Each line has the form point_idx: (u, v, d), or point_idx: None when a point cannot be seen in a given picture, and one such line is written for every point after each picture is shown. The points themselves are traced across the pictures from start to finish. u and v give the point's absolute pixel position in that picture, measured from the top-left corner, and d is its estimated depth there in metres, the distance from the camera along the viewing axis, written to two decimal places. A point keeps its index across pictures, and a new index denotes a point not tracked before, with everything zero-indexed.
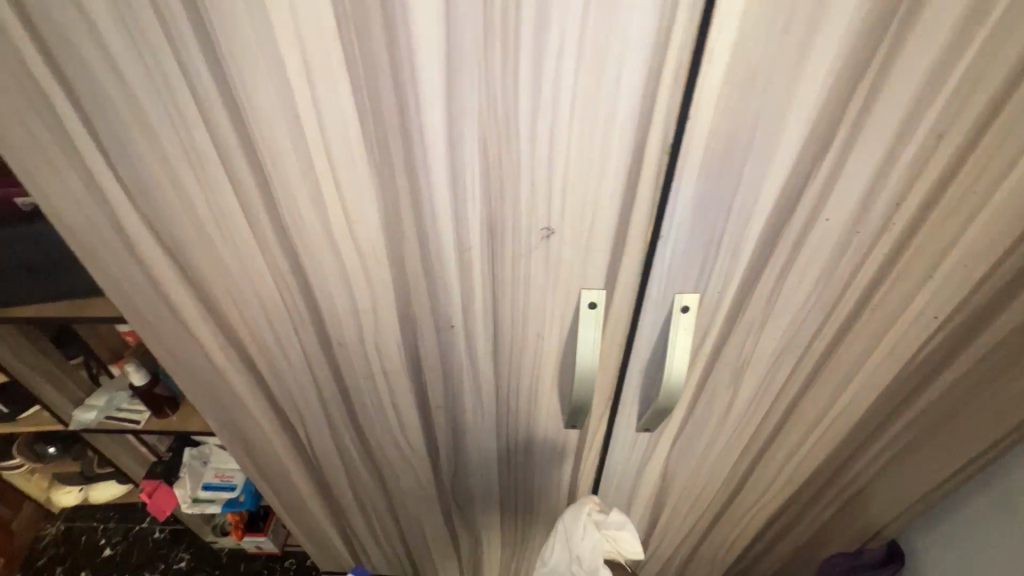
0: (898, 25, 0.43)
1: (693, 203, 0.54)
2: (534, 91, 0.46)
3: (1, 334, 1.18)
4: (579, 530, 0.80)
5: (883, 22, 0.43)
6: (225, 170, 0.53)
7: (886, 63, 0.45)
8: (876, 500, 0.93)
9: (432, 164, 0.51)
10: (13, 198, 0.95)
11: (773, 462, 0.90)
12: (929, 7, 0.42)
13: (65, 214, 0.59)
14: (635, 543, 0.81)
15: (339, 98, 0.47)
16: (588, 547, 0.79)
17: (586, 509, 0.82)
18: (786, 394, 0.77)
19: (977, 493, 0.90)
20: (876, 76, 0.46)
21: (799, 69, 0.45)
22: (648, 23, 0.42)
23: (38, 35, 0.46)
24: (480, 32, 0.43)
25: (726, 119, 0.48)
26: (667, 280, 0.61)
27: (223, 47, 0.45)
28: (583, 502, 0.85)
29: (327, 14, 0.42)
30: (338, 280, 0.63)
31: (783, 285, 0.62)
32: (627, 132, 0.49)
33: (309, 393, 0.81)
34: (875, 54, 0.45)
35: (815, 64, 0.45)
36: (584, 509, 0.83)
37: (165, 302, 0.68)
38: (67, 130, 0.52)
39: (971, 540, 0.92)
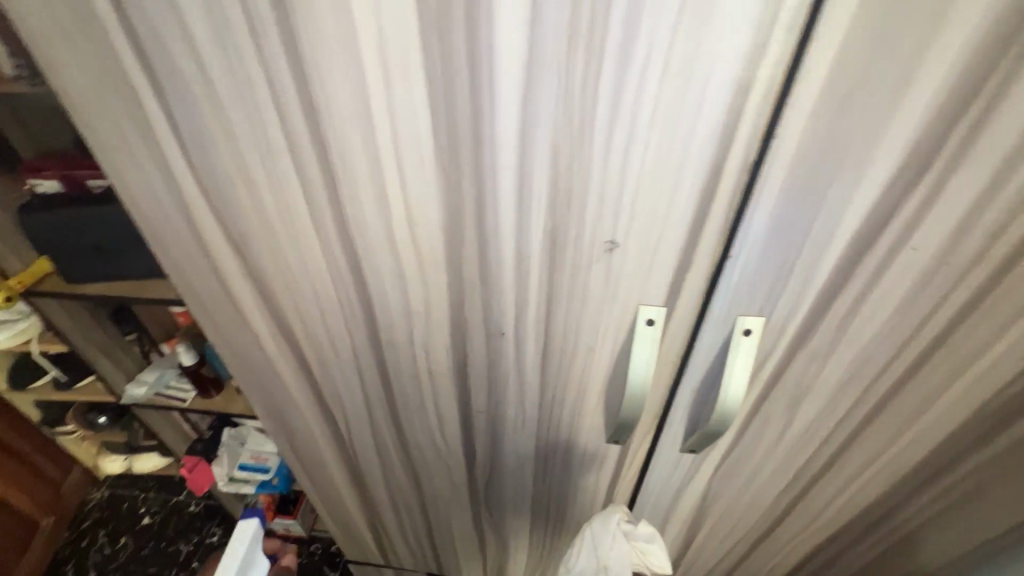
0: (1019, 47, 0.40)
1: (768, 224, 0.51)
2: (614, 103, 0.45)
3: (67, 308, 1.24)
4: (608, 539, 0.78)
5: (1003, 44, 0.40)
6: (296, 169, 0.54)
7: (1002, 86, 0.42)
8: (931, 545, 0.87)
9: (501, 172, 0.50)
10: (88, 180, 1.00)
11: (822, 494, 0.86)
12: None
13: (141, 201, 0.61)
14: (664, 560, 0.78)
15: (415, 102, 0.47)
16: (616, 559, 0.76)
17: (616, 519, 0.80)
18: (843, 426, 0.73)
19: None
20: (989, 101, 0.43)
21: (902, 90, 0.42)
22: (742, 36, 0.40)
23: (132, 31, 0.47)
24: (564, 40, 0.42)
25: (814, 139, 0.46)
26: (731, 301, 0.59)
27: (306, 49, 0.45)
28: (612, 511, 0.82)
29: (411, 19, 0.42)
30: (394, 281, 0.63)
31: (855, 314, 0.59)
32: (706, 149, 0.47)
33: (354, 389, 0.82)
34: (990, 78, 0.41)
35: (921, 85, 0.42)
36: (614, 519, 0.80)
37: (226, 291, 0.70)
38: (150, 122, 0.53)
39: None
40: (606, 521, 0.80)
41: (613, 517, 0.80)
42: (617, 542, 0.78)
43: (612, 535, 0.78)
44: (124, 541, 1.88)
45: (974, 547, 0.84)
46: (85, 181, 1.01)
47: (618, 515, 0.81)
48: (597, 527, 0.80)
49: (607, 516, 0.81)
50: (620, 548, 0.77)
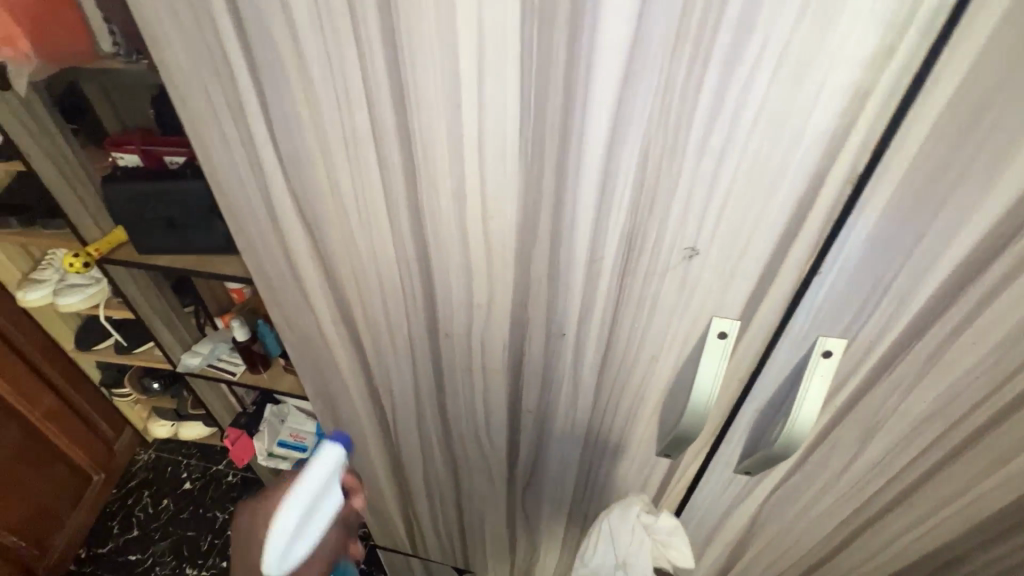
0: None
1: (867, 241, 0.48)
2: (715, 104, 0.43)
3: (136, 278, 1.30)
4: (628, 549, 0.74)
5: None
6: (378, 156, 0.54)
7: None
8: None
9: (585, 170, 0.49)
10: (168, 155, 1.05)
11: (883, 531, 0.81)
12: None
13: (224, 178, 0.63)
14: (686, 551, 0.75)
15: (505, 95, 0.46)
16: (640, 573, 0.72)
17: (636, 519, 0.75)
18: (918, 462, 0.69)
19: None
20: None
21: None
22: (868, 40, 0.38)
23: (235, 11, 0.48)
24: (671, 35, 0.40)
25: (932, 154, 0.42)
26: (814, 320, 0.56)
27: (403, 36, 0.45)
28: (629, 502, 0.77)
29: (513, 9, 0.41)
30: (460, 273, 0.63)
31: (951, 345, 0.54)
32: (810, 157, 0.44)
33: (405, 378, 0.82)
34: None
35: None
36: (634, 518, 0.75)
37: (293, 273, 0.71)
38: (242, 101, 0.54)
39: None
40: (626, 519, 0.76)
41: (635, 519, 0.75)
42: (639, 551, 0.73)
43: (634, 540, 0.74)
44: (166, 503, 1.97)
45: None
46: (163, 156, 1.05)
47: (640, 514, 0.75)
48: (615, 526, 0.76)
49: (626, 514, 0.76)
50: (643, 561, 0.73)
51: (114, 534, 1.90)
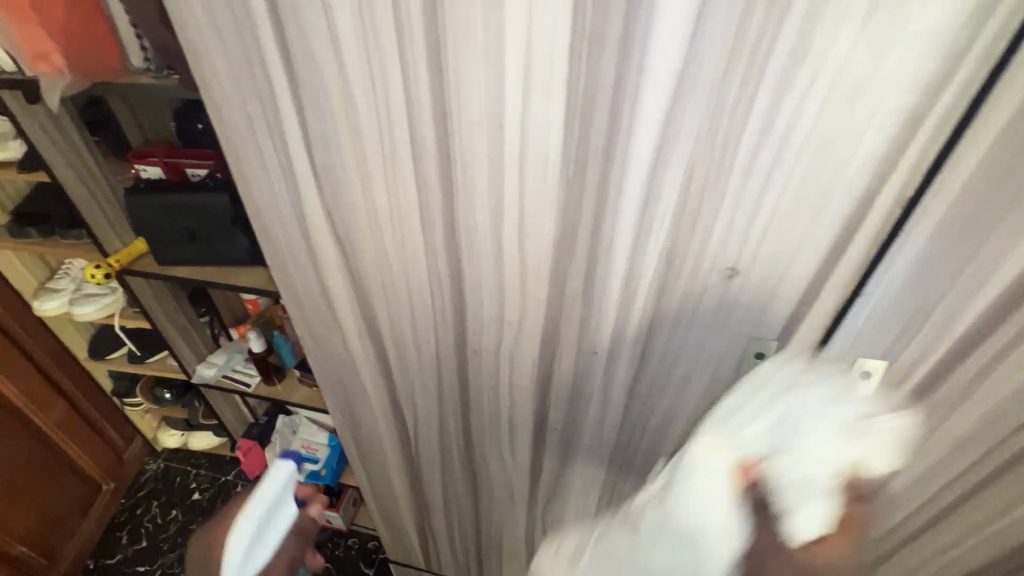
0: None
1: (913, 263, 0.48)
2: (763, 127, 0.43)
3: (154, 287, 1.30)
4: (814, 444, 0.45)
5: None
6: (415, 174, 0.54)
7: None
8: None
9: (627, 190, 0.49)
10: (189, 167, 1.05)
11: (914, 555, 0.79)
12: None
13: (257, 193, 0.63)
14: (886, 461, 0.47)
15: (549, 116, 0.46)
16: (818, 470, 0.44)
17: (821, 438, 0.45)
18: (955, 485, 0.67)
19: None
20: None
21: None
22: (925, 65, 0.38)
23: (281, 33, 0.48)
24: (722, 60, 0.40)
25: (984, 180, 0.42)
26: (854, 341, 0.55)
27: (449, 58, 0.45)
28: (786, 356, 0.55)
29: (563, 33, 0.41)
30: (492, 290, 0.62)
31: (995, 370, 0.54)
32: (858, 180, 0.44)
33: (430, 393, 0.81)
34: None
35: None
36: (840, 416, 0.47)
37: (320, 286, 0.71)
38: (281, 120, 0.54)
39: None
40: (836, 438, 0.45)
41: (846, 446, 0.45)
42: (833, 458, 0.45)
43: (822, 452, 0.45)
44: (175, 514, 1.95)
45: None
46: (186, 169, 1.05)
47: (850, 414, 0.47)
48: (803, 446, 0.45)
49: (831, 434, 0.45)
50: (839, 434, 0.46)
51: (122, 545, 1.89)
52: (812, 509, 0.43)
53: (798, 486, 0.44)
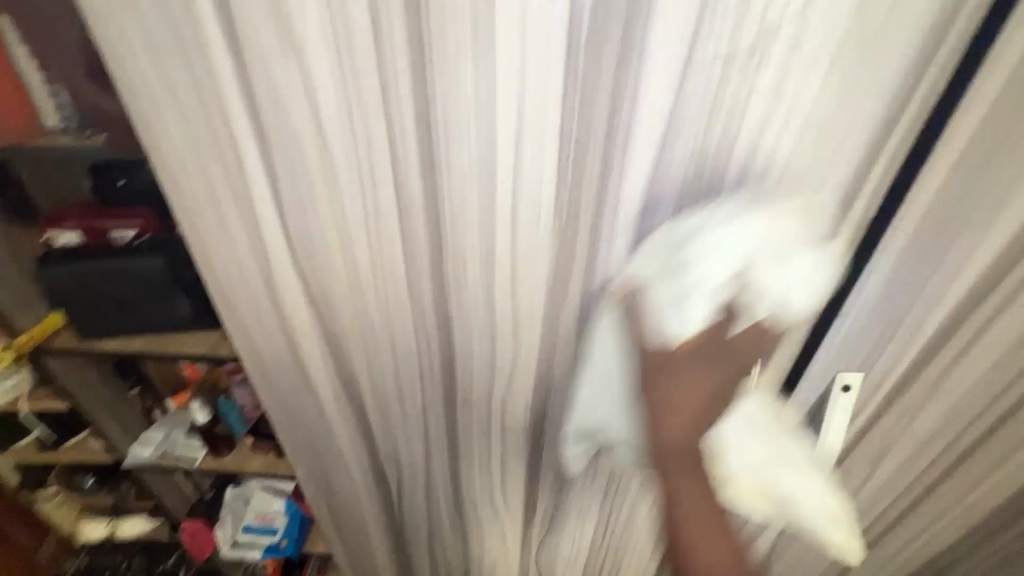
0: None
1: (885, 278, 0.53)
2: (745, 165, 0.45)
3: (73, 361, 1.16)
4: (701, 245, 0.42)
5: None
6: (401, 228, 0.52)
7: None
8: None
9: (619, 231, 0.50)
10: (115, 231, 0.94)
11: (889, 545, 0.83)
12: None
13: (218, 258, 0.57)
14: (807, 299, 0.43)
15: (541, 165, 0.46)
16: (708, 276, 0.41)
17: (721, 216, 0.43)
18: (923, 478, 0.72)
19: None
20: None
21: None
22: None
23: (250, 94, 0.45)
24: (706, 108, 0.42)
25: (939, 205, 0.48)
26: (834, 354, 0.59)
27: (439, 114, 0.44)
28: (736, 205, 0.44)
29: (556, 87, 0.42)
30: (482, 338, 0.60)
31: (953, 368, 0.59)
32: (829, 207, 0.48)
33: (416, 447, 0.77)
34: None
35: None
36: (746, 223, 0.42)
37: (290, 349, 0.66)
38: (248, 182, 0.51)
39: None
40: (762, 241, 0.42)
41: (732, 225, 0.42)
42: (718, 265, 0.42)
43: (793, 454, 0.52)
44: None
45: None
46: (111, 232, 0.94)
47: (776, 219, 0.42)
48: (741, 237, 0.42)
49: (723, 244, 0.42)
50: (723, 253, 0.42)
51: None
52: (696, 309, 0.42)
53: (697, 296, 0.42)
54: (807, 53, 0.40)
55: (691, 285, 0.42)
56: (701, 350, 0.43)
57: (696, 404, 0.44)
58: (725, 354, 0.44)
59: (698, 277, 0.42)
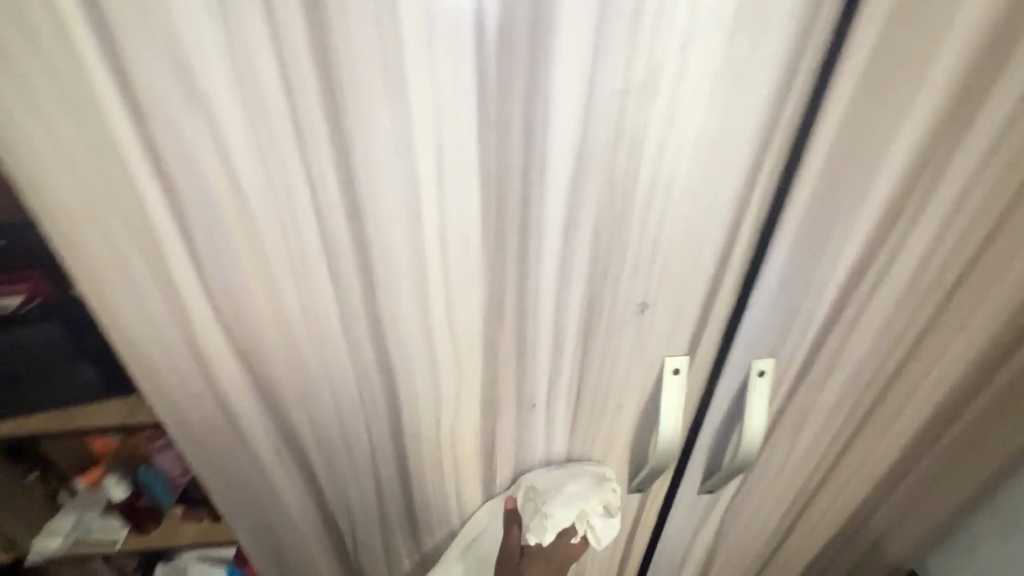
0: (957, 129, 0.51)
1: (781, 272, 0.59)
2: (650, 183, 0.50)
3: None
4: (556, 502, 0.72)
5: (946, 126, 0.51)
6: (330, 271, 0.51)
7: (951, 150, 0.52)
8: (902, 535, 0.97)
9: (545, 253, 0.53)
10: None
11: (817, 512, 0.91)
12: (981, 114, 0.50)
13: (127, 323, 0.53)
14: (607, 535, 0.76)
15: (465, 198, 0.48)
16: (560, 518, 0.72)
17: (571, 493, 0.72)
18: (835, 447, 0.80)
19: (986, 517, 0.96)
20: (944, 158, 0.53)
21: (877, 161, 0.52)
22: (757, 124, 0.48)
23: (153, 149, 0.43)
24: (610, 135, 0.46)
25: (816, 206, 0.54)
26: (747, 345, 0.65)
27: (359, 156, 0.45)
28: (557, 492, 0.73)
29: (471, 125, 0.44)
30: (424, 370, 0.61)
31: (846, 344, 0.67)
32: (727, 214, 0.53)
33: (366, 491, 0.75)
34: (936, 154, 0.52)
35: (895, 150, 0.52)
36: (586, 503, 0.72)
37: (220, 410, 0.62)
38: (157, 239, 0.48)
39: (985, 561, 0.98)
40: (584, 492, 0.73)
41: (577, 504, 0.72)
42: (569, 514, 0.72)
43: None
44: None
45: (933, 525, 0.95)
46: None
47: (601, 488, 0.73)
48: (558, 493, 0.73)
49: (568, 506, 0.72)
50: (579, 502, 0.72)
51: None
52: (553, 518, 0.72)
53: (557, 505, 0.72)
54: (691, 83, 0.45)
55: (557, 505, 0.72)
56: (535, 552, 0.75)
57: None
58: (555, 560, 0.75)
59: (570, 507, 0.72)
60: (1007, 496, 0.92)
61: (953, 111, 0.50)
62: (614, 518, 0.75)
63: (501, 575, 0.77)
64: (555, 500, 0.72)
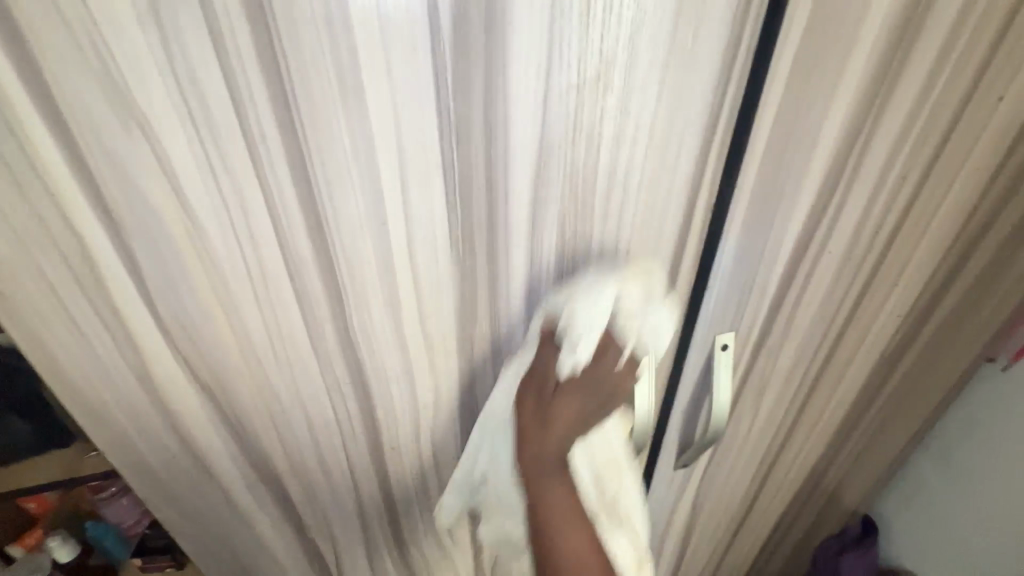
0: (878, 105, 0.56)
1: (736, 247, 0.62)
2: (610, 174, 0.51)
3: None
4: (578, 314, 0.54)
5: (869, 103, 0.55)
6: (295, 287, 0.49)
7: (874, 125, 0.57)
8: (855, 482, 1.05)
9: (513, 250, 0.53)
10: None
11: (780, 471, 0.97)
12: (897, 90, 0.55)
13: (70, 361, 0.50)
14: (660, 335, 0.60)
15: (430, 202, 0.47)
16: (592, 321, 0.55)
17: (591, 285, 0.55)
18: (793, 408, 0.85)
19: (925, 457, 1.06)
20: (869, 130, 0.57)
21: (813, 139, 0.56)
22: (704, 110, 0.51)
23: (87, 174, 0.40)
24: (569, 129, 0.47)
25: (762, 185, 0.58)
26: (710, 321, 0.68)
27: (317, 167, 0.43)
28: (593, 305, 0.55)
29: (431, 128, 0.43)
30: (400, 378, 0.59)
31: (796, 311, 0.71)
32: (682, 197, 0.56)
33: (347, 511, 0.72)
34: (862, 129, 0.57)
35: (828, 126, 0.56)
36: (615, 292, 0.55)
37: (180, 443, 0.58)
38: (99, 269, 0.45)
39: (924, 495, 1.08)
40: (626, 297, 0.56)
41: (604, 297, 0.54)
42: (602, 314, 0.55)
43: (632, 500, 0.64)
44: None
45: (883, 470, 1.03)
46: None
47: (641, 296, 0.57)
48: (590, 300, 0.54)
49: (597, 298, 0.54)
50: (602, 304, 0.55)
51: None
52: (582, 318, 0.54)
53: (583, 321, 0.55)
54: (641, 75, 0.46)
55: (579, 312, 0.54)
56: (568, 386, 0.57)
57: (566, 428, 0.58)
58: (596, 392, 0.59)
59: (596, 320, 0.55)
60: (941, 435, 1.02)
61: (874, 87, 0.54)
62: (661, 302, 0.59)
63: (533, 477, 0.58)
64: (579, 305, 0.55)
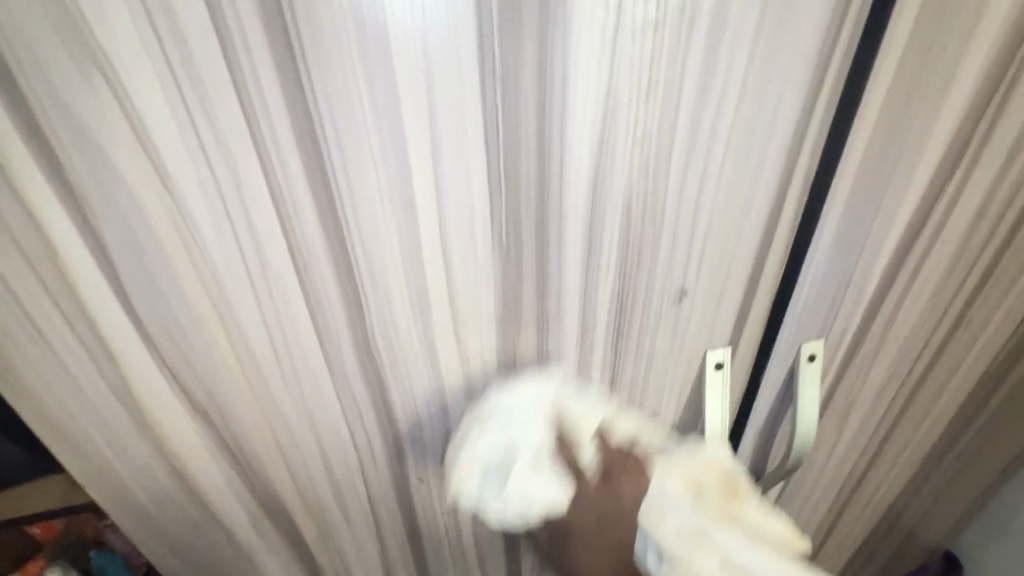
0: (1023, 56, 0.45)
1: (834, 236, 0.51)
2: (689, 143, 0.42)
3: None
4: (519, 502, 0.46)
5: (1011, 52, 0.44)
6: (302, 285, 0.40)
7: (1014, 81, 0.46)
8: (935, 519, 0.90)
9: (567, 239, 0.43)
10: None
11: (857, 504, 0.83)
12: None
13: (37, 379, 0.41)
14: None
15: (468, 177, 0.38)
16: (517, 492, 0.46)
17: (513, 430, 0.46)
18: (880, 434, 0.72)
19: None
20: (1007, 90, 0.46)
21: (940, 99, 0.45)
22: (809, 60, 0.41)
23: (40, 139, 0.32)
24: (643, 83, 0.38)
25: (873, 158, 0.47)
26: (796, 326, 0.56)
27: (329, 131, 0.34)
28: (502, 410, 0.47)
29: (471, 78, 0.35)
30: (429, 396, 0.50)
31: (895, 315, 0.59)
32: (775, 172, 0.46)
33: (364, 551, 0.62)
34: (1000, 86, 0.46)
35: (958, 85, 0.45)
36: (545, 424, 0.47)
37: (173, 475, 0.49)
38: (62, 263, 0.36)
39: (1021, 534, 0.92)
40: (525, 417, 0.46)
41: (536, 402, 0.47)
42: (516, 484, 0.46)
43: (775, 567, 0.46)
44: None
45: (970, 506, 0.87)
46: None
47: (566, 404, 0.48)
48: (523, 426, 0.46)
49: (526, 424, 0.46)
50: (533, 496, 0.46)
51: None
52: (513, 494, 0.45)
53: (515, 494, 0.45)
54: (737, 10, 0.37)
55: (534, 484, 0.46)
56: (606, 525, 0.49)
57: (598, 543, 0.49)
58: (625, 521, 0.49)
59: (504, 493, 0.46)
60: None
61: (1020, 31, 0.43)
62: None
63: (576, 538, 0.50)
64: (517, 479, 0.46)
